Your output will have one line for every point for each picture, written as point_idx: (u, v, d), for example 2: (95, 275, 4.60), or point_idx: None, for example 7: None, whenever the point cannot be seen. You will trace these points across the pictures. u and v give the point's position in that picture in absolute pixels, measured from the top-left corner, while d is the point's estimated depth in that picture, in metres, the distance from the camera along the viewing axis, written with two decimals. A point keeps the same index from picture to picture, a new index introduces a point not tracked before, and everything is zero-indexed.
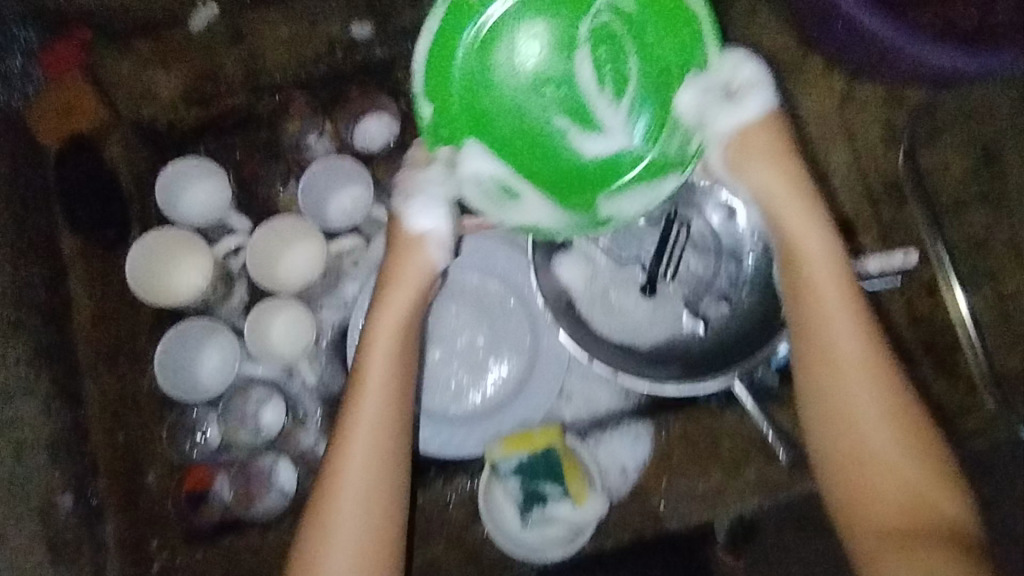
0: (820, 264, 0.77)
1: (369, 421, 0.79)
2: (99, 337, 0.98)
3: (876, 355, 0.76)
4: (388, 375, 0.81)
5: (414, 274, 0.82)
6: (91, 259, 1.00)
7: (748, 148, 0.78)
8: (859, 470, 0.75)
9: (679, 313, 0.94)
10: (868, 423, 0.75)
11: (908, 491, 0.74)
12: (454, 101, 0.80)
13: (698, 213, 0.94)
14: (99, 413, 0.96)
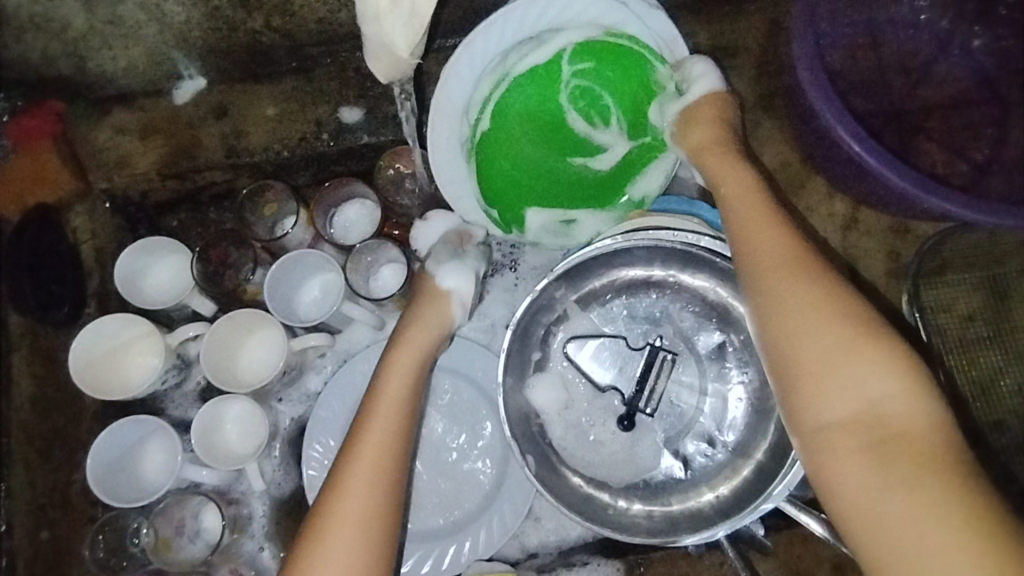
0: (797, 316, 0.66)
1: (365, 493, 0.73)
2: (36, 421, 0.92)
3: (855, 341, 0.64)
4: (396, 394, 0.79)
5: (434, 319, 0.85)
6: (39, 337, 0.96)
7: (693, 117, 0.86)
8: (859, 471, 0.61)
9: (657, 451, 0.86)
10: (858, 421, 0.62)
11: (922, 520, 0.57)
12: (507, 198, 0.96)
13: (685, 345, 0.88)
14: (26, 506, 0.90)
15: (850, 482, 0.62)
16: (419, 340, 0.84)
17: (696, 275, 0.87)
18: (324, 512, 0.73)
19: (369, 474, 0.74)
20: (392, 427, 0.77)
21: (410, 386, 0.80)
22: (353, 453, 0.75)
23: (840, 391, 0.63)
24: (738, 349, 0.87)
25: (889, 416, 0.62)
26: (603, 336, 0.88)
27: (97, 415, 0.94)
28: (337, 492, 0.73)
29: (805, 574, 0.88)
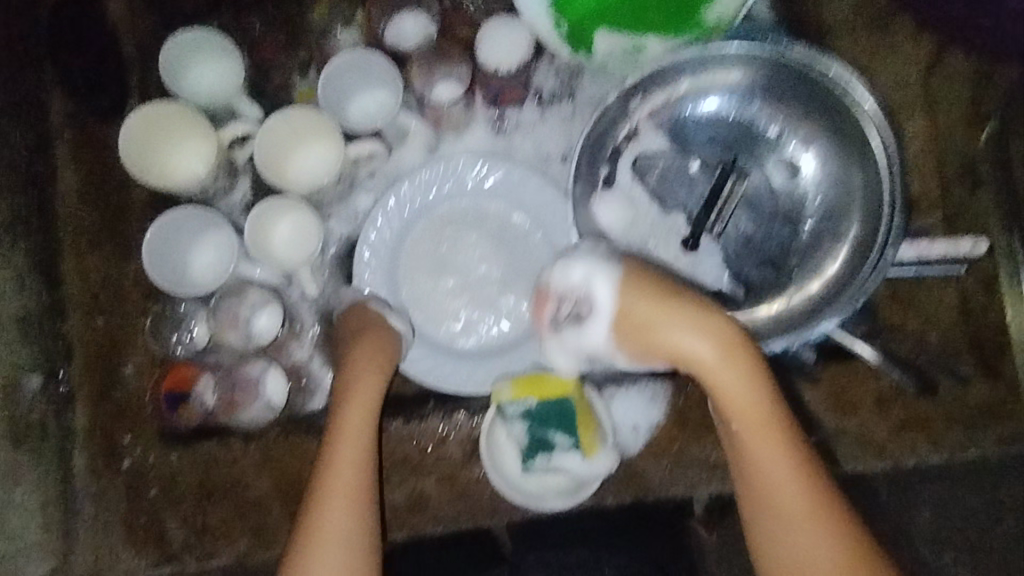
0: (731, 402, 0.72)
1: (339, 523, 0.74)
2: (86, 211, 0.89)
3: (801, 500, 0.69)
4: (356, 467, 0.77)
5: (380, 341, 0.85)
6: (82, 126, 0.90)
7: (635, 309, 0.75)
8: (786, 535, 0.69)
9: (721, 273, 0.84)
10: (776, 473, 0.70)
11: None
12: (579, 10, 0.91)
13: (758, 167, 0.83)
14: (80, 294, 0.88)
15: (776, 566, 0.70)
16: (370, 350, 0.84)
17: (780, 90, 0.81)
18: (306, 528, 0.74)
19: (348, 499, 0.76)
20: (359, 447, 0.79)
21: (376, 386, 0.82)
22: (320, 497, 0.75)
23: (768, 461, 0.70)
24: (818, 170, 0.82)
25: (782, 469, 0.70)
26: (673, 155, 0.84)
27: (147, 210, 0.91)
28: (325, 471, 0.77)
29: (848, 404, 0.90)
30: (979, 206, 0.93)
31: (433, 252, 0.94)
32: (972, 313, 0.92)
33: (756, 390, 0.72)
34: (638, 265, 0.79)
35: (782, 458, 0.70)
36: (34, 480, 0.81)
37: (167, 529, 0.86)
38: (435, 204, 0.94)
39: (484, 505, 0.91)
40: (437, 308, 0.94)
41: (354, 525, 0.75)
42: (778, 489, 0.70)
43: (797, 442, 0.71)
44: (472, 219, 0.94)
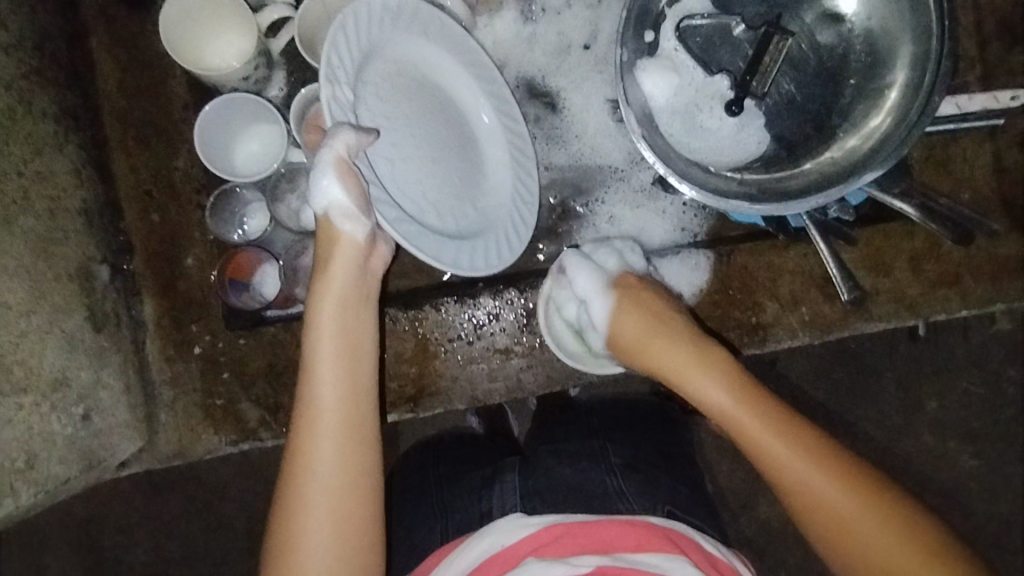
0: (695, 375, 0.73)
1: (337, 457, 0.67)
2: (129, 107, 0.89)
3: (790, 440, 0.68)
4: (341, 399, 0.69)
5: (341, 258, 0.70)
6: (115, 21, 0.89)
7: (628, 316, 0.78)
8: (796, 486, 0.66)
9: (764, 137, 0.85)
10: (800, 474, 0.66)
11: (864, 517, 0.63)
12: None
13: (800, 25, 0.84)
14: (133, 190, 0.90)
15: (834, 540, 0.64)
16: (333, 268, 0.70)
17: None
18: (296, 467, 0.67)
19: (338, 436, 0.68)
20: (341, 376, 0.69)
21: (344, 316, 0.71)
22: (310, 434, 0.68)
23: (783, 453, 0.67)
24: (862, 24, 0.82)
25: (807, 469, 0.66)
26: (718, 16, 0.83)
27: (189, 105, 0.91)
28: (314, 385, 0.69)
29: (882, 263, 0.94)
30: (1014, 63, 0.94)
31: (401, 87, 0.75)
32: (1005, 171, 0.95)
33: (751, 406, 0.70)
34: (632, 279, 0.82)
35: (797, 456, 0.67)
36: (117, 364, 0.84)
37: (242, 409, 0.91)
38: (407, 34, 0.76)
39: (539, 376, 0.95)
40: (392, 155, 0.72)
41: (353, 463, 0.68)
42: (813, 490, 0.65)
43: (813, 440, 0.68)
44: (434, 77, 0.80)
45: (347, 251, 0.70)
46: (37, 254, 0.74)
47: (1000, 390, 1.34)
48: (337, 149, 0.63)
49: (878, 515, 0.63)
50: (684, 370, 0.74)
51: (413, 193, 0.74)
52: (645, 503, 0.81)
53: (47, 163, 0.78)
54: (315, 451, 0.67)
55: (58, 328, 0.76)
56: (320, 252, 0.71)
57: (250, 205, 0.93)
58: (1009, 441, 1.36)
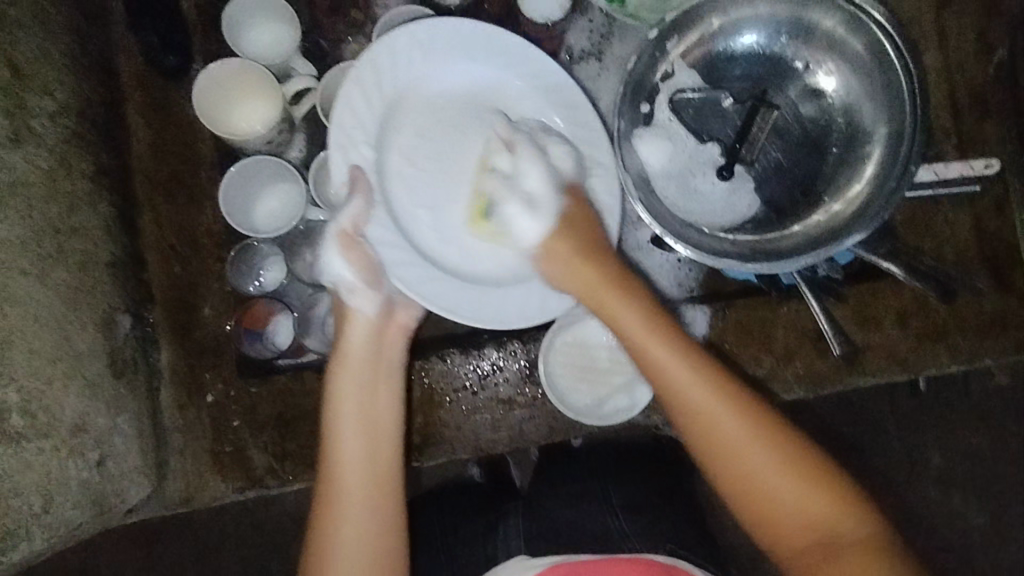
0: (635, 331, 0.74)
1: (365, 519, 0.73)
2: (159, 166, 0.95)
3: (716, 399, 0.71)
4: (364, 466, 0.74)
5: (358, 333, 0.79)
6: (151, 88, 0.96)
7: (550, 256, 0.80)
8: (724, 447, 0.70)
9: (755, 200, 0.91)
10: (750, 455, 0.70)
11: (780, 483, 0.69)
12: None
13: (785, 99, 0.91)
14: (158, 244, 0.95)
15: (766, 514, 0.69)
16: (351, 342, 0.78)
17: (807, 24, 0.88)
18: (325, 528, 0.72)
19: (365, 504, 0.73)
20: (362, 446, 0.75)
21: (364, 386, 0.77)
22: (336, 502, 0.73)
23: (736, 431, 0.70)
24: (842, 99, 0.89)
25: (752, 442, 0.70)
26: (709, 90, 0.90)
27: (215, 165, 0.97)
28: (339, 450, 0.74)
29: (872, 319, 0.98)
30: (988, 133, 1.00)
31: (429, 121, 0.88)
32: (985, 233, 0.99)
33: (711, 382, 0.72)
34: (568, 207, 0.81)
35: (751, 436, 0.70)
36: (132, 411, 0.87)
37: (250, 456, 0.93)
38: (447, 65, 0.88)
39: (541, 427, 0.97)
40: (412, 188, 0.87)
41: (381, 524, 0.73)
42: (757, 465, 0.70)
43: (765, 418, 0.71)
44: (477, 98, 0.90)
45: (364, 324, 0.79)
46: (66, 304, 0.79)
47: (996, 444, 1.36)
48: (341, 223, 0.81)
49: (817, 490, 0.68)
50: (641, 338, 0.74)
51: (429, 222, 0.88)
52: (647, 542, 0.87)
53: (80, 219, 0.83)
54: (341, 520, 0.72)
55: (80, 374, 0.79)
56: (339, 329, 0.80)
57: (267, 257, 0.96)
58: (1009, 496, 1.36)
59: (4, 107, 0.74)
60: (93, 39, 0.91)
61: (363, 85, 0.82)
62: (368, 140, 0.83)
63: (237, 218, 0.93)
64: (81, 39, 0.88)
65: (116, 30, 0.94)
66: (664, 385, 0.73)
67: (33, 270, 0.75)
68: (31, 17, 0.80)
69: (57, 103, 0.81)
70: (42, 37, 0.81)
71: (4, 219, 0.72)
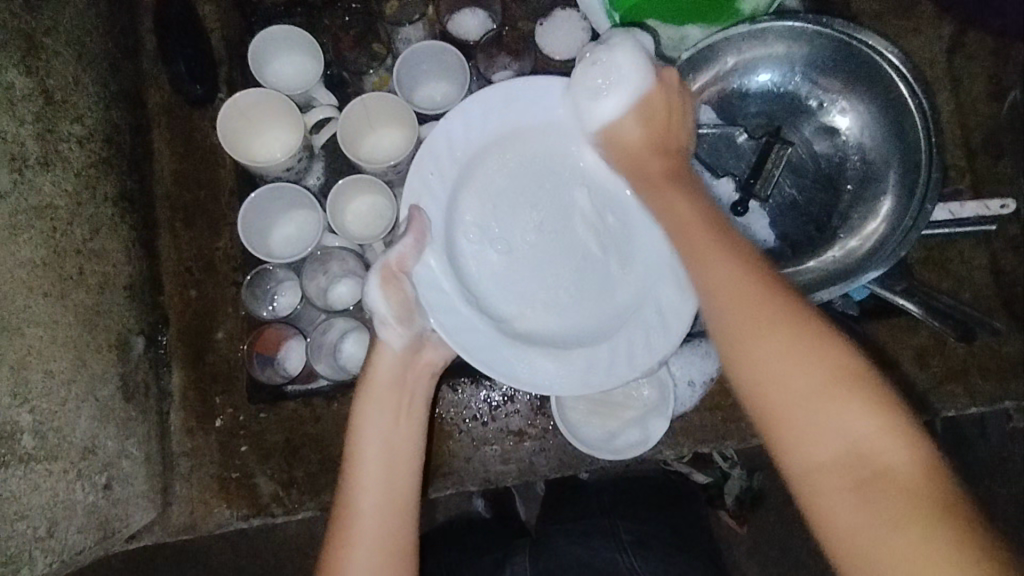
0: (677, 198, 0.72)
1: (378, 540, 0.69)
2: (181, 192, 0.97)
3: (764, 295, 0.59)
4: (385, 485, 0.71)
5: (387, 365, 0.76)
6: (176, 116, 0.98)
7: (645, 109, 0.78)
8: (761, 347, 0.57)
9: (769, 235, 0.91)
10: (790, 370, 0.56)
11: (813, 398, 0.55)
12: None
13: (798, 136, 0.92)
14: (176, 268, 0.96)
15: (768, 411, 0.56)
16: (381, 373, 0.76)
17: (822, 64, 0.89)
18: (338, 549, 0.69)
19: (378, 533, 0.69)
20: (382, 475, 0.71)
21: (391, 412, 0.75)
22: (348, 530, 0.69)
23: (768, 343, 0.57)
24: (856, 137, 0.90)
25: (791, 358, 0.56)
26: (723, 126, 0.91)
27: (234, 191, 0.98)
28: (356, 468, 0.72)
29: (890, 358, 0.96)
30: (1001, 172, 1.00)
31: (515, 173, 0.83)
32: (1002, 273, 0.98)
33: (760, 296, 0.59)
34: (661, 94, 0.79)
35: (800, 358, 0.56)
36: (141, 435, 0.86)
37: (256, 483, 0.91)
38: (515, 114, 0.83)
39: (551, 460, 0.95)
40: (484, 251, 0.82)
41: (393, 546, 0.69)
42: (797, 392, 0.55)
43: (802, 319, 0.57)
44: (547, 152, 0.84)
45: (396, 355, 0.77)
46: (82, 324, 0.79)
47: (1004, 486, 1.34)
48: (388, 257, 0.77)
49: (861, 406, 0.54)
50: (701, 268, 0.63)
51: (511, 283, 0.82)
52: None
53: (101, 242, 0.84)
54: (356, 536, 0.69)
55: (92, 396, 0.79)
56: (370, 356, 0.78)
57: (282, 282, 0.97)
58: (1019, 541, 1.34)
59: (36, 131, 0.75)
60: (124, 68, 0.93)
61: (433, 160, 0.80)
62: (435, 202, 0.80)
63: (253, 242, 0.93)
64: (113, 69, 0.91)
65: (145, 60, 0.97)
66: (720, 314, 0.60)
67: (53, 291, 0.75)
68: (66, 46, 0.82)
69: (86, 129, 0.83)
70: (76, 66, 0.83)
71: (30, 239, 0.73)
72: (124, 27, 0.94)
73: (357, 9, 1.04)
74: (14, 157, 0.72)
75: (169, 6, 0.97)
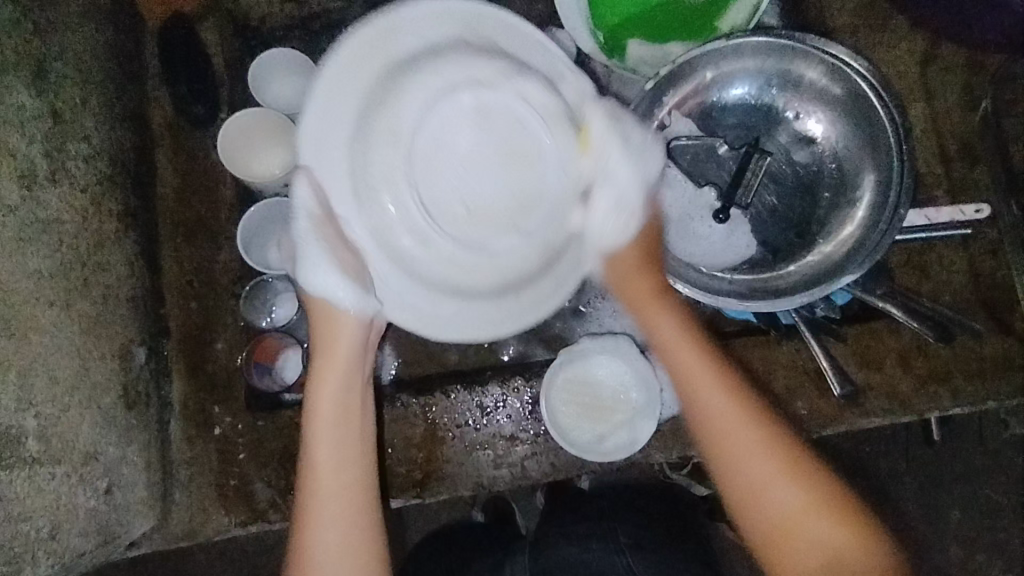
0: (670, 338, 0.80)
1: (338, 468, 0.75)
2: (182, 207, 1.00)
3: (732, 390, 0.76)
4: (335, 419, 0.77)
5: (346, 338, 0.80)
6: (179, 135, 1.02)
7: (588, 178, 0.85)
8: (736, 462, 0.72)
9: (752, 241, 0.94)
10: (764, 473, 0.71)
11: (791, 523, 0.69)
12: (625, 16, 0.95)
13: (775, 145, 0.96)
14: (176, 281, 0.99)
15: (775, 536, 0.69)
16: (340, 353, 0.80)
17: (794, 77, 0.93)
18: (307, 480, 0.75)
19: (337, 506, 0.74)
20: (338, 451, 0.76)
21: (342, 400, 0.78)
22: (312, 461, 0.76)
23: (757, 465, 0.71)
24: (831, 146, 0.94)
25: (773, 481, 0.71)
26: (704, 138, 0.95)
27: (234, 206, 1.02)
28: (312, 414, 0.78)
29: (872, 360, 0.98)
30: (978, 178, 1.03)
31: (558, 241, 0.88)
32: (981, 276, 1.01)
33: (739, 404, 0.75)
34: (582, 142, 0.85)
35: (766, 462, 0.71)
36: (142, 442, 0.88)
37: (254, 490, 0.93)
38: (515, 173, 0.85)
39: (543, 462, 0.97)
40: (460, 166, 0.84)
41: (351, 471, 0.76)
42: (775, 501, 0.70)
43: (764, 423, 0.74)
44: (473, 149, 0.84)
45: (356, 326, 0.81)
46: (86, 333, 0.82)
47: (997, 492, 1.35)
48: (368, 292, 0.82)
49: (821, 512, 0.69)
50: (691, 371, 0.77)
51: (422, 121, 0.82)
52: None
53: (105, 255, 0.87)
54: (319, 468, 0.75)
55: (94, 404, 0.81)
56: (319, 317, 0.81)
57: (281, 294, 1.01)
58: (1008, 545, 1.36)
59: (45, 149, 0.79)
60: (129, 90, 0.97)
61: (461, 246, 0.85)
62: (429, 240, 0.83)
63: (251, 254, 0.97)
64: (118, 89, 0.95)
65: (148, 81, 1.01)
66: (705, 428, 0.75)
67: (58, 300, 0.78)
68: (74, 69, 0.86)
69: (92, 147, 0.87)
70: (83, 87, 0.87)
71: (37, 251, 0.76)
72: (129, 50, 0.98)
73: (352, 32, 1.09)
74: (24, 174, 0.75)
75: (172, 31, 1.02)
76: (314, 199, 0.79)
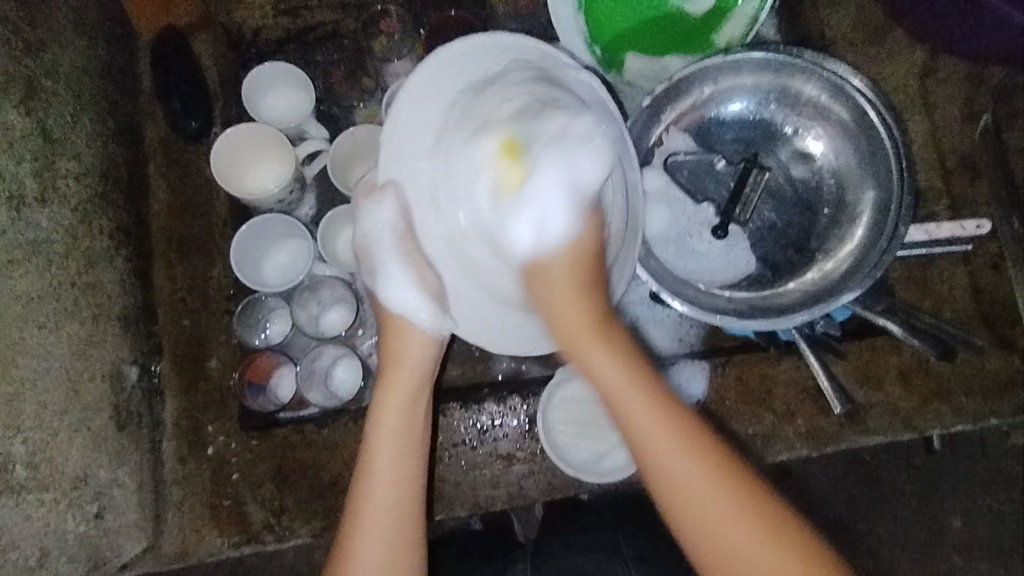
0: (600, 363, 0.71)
1: (393, 473, 0.74)
2: (176, 224, 1.00)
3: (661, 400, 0.69)
4: (403, 419, 0.77)
5: (415, 348, 0.79)
6: (171, 150, 1.01)
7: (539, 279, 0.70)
8: (681, 481, 0.66)
9: (752, 258, 0.93)
10: (680, 469, 0.66)
11: (732, 542, 0.64)
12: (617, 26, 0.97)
13: (776, 161, 0.95)
14: (169, 298, 0.98)
15: (715, 552, 0.65)
16: (409, 355, 0.79)
17: (793, 92, 0.92)
18: (360, 479, 0.74)
19: (390, 513, 0.73)
20: (398, 454, 0.75)
21: (406, 418, 0.77)
22: (369, 463, 0.74)
23: (698, 485, 0.66)
24: (830, 163, 0.93)
25: (709, 493, 0.65)
26: (702, 152, 0.94)
27: (227, 222, 1.01)
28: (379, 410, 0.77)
29: (872, 377, 0.97)
30: (978, 193, 1.02)
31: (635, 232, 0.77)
32: (983, 292, 1.00)
33: (662, 415, 0.68)
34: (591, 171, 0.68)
35: (675, 444, 0.67)
36: (134, 464, 0.87)
37: (247, 511, 0.92)
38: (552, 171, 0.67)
39: (539, 480, 0.96)
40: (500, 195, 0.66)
41: (406, 476, 0.75)
42: (711, 518, 0.65)
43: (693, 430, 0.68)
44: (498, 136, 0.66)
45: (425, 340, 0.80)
46: (75, 355, 0.81)
47: (1000, 504, 1.34)
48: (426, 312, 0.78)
49: (750, 513, 0.65)
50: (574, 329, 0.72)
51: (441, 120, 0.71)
52: None
53: (96, 274, 0.86)
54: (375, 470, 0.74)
55: (84, 426, 0.80)
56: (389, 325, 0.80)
57: (273, 311, 1.00)
58: (1010, 556, 1.35)
59: (34, 169, 0.78)
60: (122, 106, 0.96)
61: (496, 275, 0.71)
62: (478, 265, 0.71)
63: (243, 272, 0.95)
64: (110, 105, 0.94)
65: (141, 97, 1.00)
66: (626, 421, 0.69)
67: (47, 322, 0.77)
68: (64, 86, 0.85)
69: (84, 165, 0.86)
70: (74, 105, 0.86)
71: (27, 273, 0.75)
72: (122, 64, 0.98)
73: (347, 45, 1.08)
74: (13, 195, 0.74)
75: (165, 44, 1.00)
76: (399, 216, 0.74)
